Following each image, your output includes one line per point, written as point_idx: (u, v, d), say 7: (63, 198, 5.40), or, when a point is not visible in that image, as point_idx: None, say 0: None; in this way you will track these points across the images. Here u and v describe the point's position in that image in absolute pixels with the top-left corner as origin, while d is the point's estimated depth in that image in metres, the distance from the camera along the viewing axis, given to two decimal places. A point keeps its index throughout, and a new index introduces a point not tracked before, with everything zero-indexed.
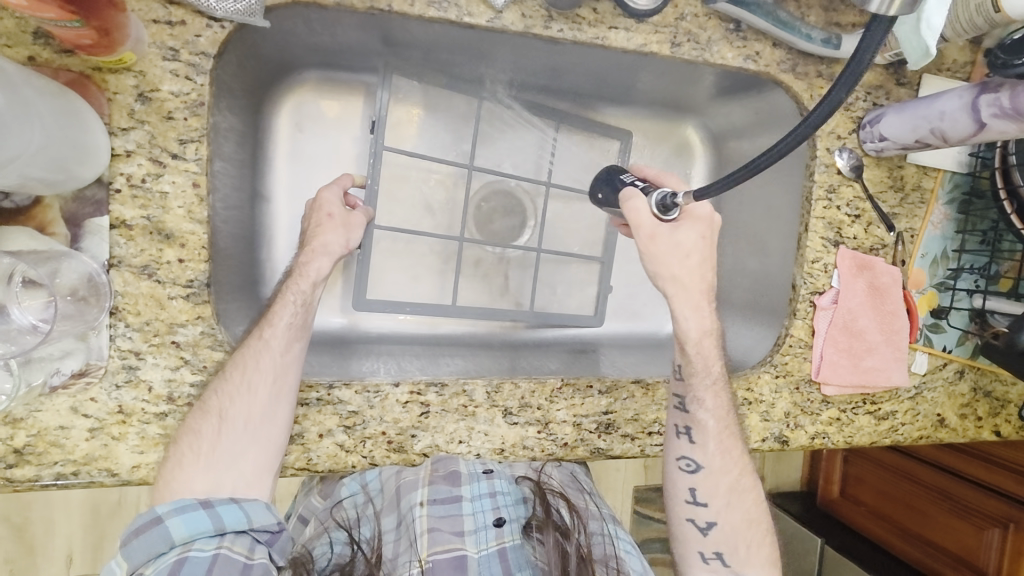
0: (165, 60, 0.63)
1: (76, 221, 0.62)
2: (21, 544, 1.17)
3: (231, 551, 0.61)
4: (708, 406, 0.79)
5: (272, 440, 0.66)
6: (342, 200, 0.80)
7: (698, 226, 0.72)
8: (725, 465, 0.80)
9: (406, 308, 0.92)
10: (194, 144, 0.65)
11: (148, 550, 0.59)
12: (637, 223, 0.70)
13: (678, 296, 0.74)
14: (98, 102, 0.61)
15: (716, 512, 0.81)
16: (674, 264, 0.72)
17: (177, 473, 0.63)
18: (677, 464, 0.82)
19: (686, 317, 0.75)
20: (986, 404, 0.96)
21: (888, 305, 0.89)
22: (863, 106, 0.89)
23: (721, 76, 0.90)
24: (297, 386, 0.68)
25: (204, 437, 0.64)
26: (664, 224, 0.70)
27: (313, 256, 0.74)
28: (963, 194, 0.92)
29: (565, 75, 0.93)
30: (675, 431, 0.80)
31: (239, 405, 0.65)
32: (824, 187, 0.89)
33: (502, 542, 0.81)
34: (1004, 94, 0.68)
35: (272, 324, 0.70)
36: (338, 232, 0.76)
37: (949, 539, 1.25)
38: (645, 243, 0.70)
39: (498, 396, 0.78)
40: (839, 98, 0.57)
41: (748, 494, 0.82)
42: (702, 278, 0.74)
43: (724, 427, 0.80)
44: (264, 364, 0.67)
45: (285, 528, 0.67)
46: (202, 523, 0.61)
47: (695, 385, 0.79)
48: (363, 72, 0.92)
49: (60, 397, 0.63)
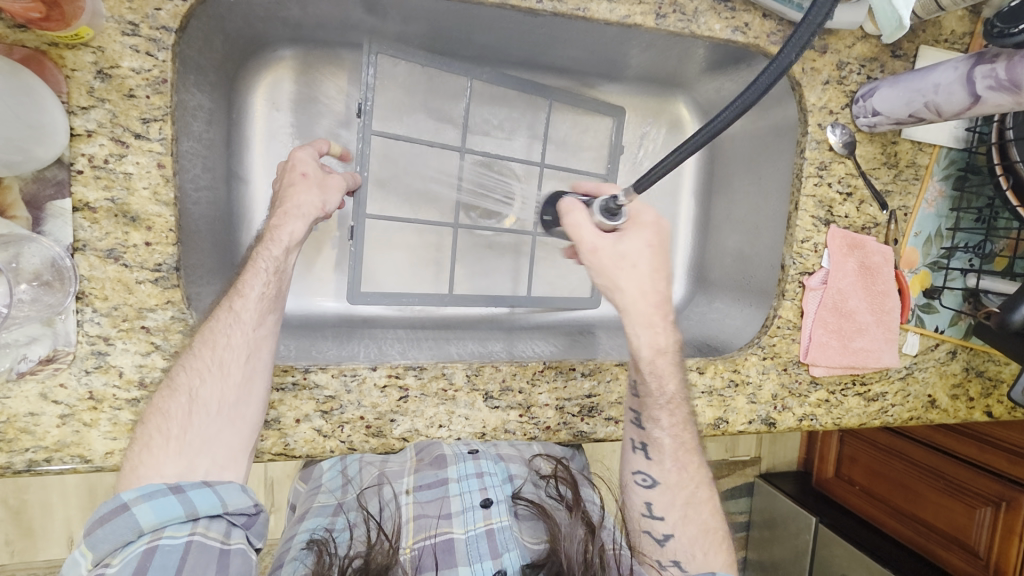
0: (125, 36, 0.61)
1: (37, 203, 0.60)
2: (20, 526, 1.15)
3: (205, 537, 0.57)
4: (665, 424, 0.77)
5: (246, 420, 0.64)
6: (316, 159, 0.76)
7: (643, 234, 0.69)
8: (682, 480, 0.78)
9: (402, 298, 0.86)
10: (159, 123, 0.63)
11: (116, 539, 0.55)
12: (578, 239, 0.69)
13: (628, 309, 0.71)
14: (55, 79, 0.59)
15: (673, 524, 0.77)
16: (621, 275, 0.69)
17: (144, 455, 0.60)
18: (633, 478, 0.80)
19: (638, 332, 0.73)
20: (977, 384, 0.94)
21: (879, 285, 0.87)
22: (856, 79, 0.86)
23: (712, 49, 0.87)
24: (270, 364, 0.67)
25: (174, 419, 0.61)
26: (607, 237, 0.68)
27: (286, 220, 0.70)
28: (959, 170, 0.89)
29: (551, 50, 0.90)
30: (630, 446, 0.79)
31: (211, 386, 0.63)
32: (815, 163, 0.86)
33: (490, 522, 0.80)
34: (1001, 64, 0.66)
35: (243, 295, 0.67)
36: (312, 194, 0.72)
37: (940, 519, 1.24)
38: (588, 258, 0.68)
39: (478, 379, 0.77)
40: (790, 59, 0.54)
41: (704, 505, 0.78)
42: (652, 290, 0.71)
43: (681, 446, 0.77)
44: (235, 341, 0.64)
45: (263, 509, 0.63)
46: (173, 509, 0.57)
47: (649, 403, 0.76)
48: (342, 49, 0.90)
49: (29, 383, 0.62)
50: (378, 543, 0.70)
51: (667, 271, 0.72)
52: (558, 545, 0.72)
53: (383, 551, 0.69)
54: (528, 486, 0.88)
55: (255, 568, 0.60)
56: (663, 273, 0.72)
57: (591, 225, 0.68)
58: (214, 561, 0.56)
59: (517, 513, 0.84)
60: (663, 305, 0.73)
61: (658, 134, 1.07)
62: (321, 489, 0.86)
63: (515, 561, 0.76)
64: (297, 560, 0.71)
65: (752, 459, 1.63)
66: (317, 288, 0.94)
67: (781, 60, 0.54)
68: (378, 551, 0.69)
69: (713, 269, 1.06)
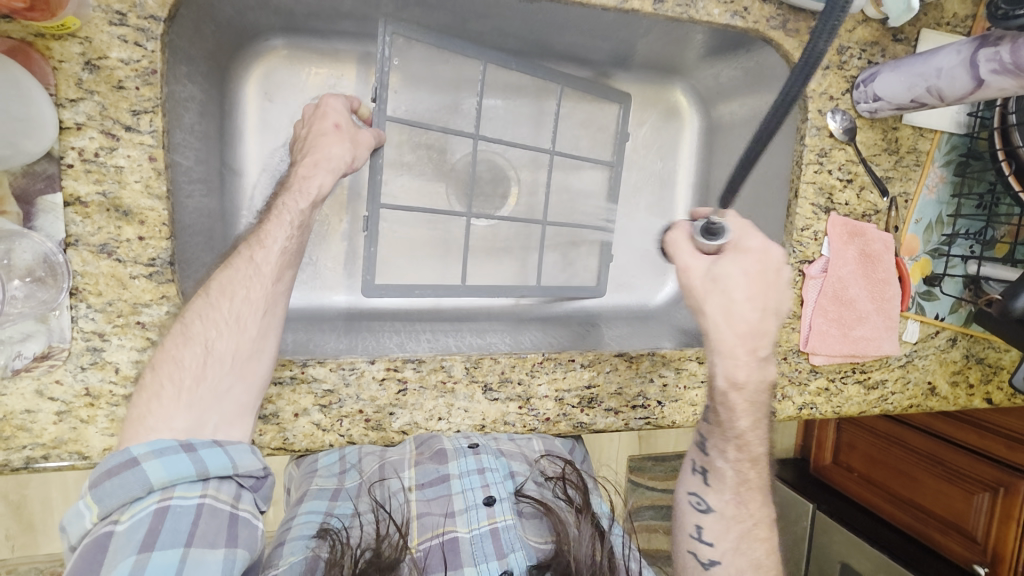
0: (113, 25, 0.60)
1: (27, 198, 0.59)
2: (21, 522, 1.11)
3: (216, 499, 0.55)
4: (730, 456, 0.76)
5: (257, 376, 0.64)
6: (347, 112, 0.79)
7: (738, 260, 0.71)
8: (739, 514, 0.76)
9: (416, 292, 0.84)
10: (149, 115, 0.62)
11: (123, 494, 0.52)
12: (675, 256, 0.75)
13: (711, 334, 0.73)
14: (41, 70, 0.58)
15: (721, 553, 0.75)
16: (709, 297, 0.72)
17: (153, 406, 0.59)
18: (688, 500, 0.79)
19: (715, 360, 0.74)
20: (977, 371, 0.94)
21: (880, 273, 0.87)
22: (857, 63, 0.85)
23: (710, 35, 0.86)
24: (283, 321, 0.68)
25: (187, 369, 0.60)
26: (704, 259, 0.72)
27: (315, 172, 0.73)
28: (960, 156, 0.88)
29: (549, 36, 0.89)
30: (692, 466, 0.79)
31: (226, 338, 0.63)
32: (815, 150, 0.85)
33: (494, 522, 0.78)
34: (1005, 47, 0.64)
35: (264, 247, 0.68)
36: (344, 146, 0.74)
37: (938, 505, 1.25)
38: (680, 273, 0.74)
39: (477, 371, 0.77)
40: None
41: (760, 542, 0.76)
42: (741, 320, 0.72)
43: (743, 480, 0.76)
44: (254, 294, 0.65)
45: (270, 474, 0.62)
46: (184, 467, 0.55)
47: (721, 432, 0.76)
48: (334, 38, 0.88)
49: (24, 380, 0.62)
50: (387, 536, 0.70)
51: (767, 304, 0.72)
52: (565, 546, 0.72)
53: (391, 545, 0.69)
54: (530, 483, 0.87)
55: (262, 536, 0.57)
56: (761, 305, 0.72)
57: (690, 245, 0.74)
58: (225, 527, 0.54)
59: (520, 511, 0.82)
60: (754, 338, 0.73)
61: (656, 121, 1.06)
62: (317, 473, 0.86)
63: (522, 560, 0.73)
64: (295, 541, 0.72)
65: None
66: (325, 282, 0.94)
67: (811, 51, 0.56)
68: (387, 542, 0.70)
69: None
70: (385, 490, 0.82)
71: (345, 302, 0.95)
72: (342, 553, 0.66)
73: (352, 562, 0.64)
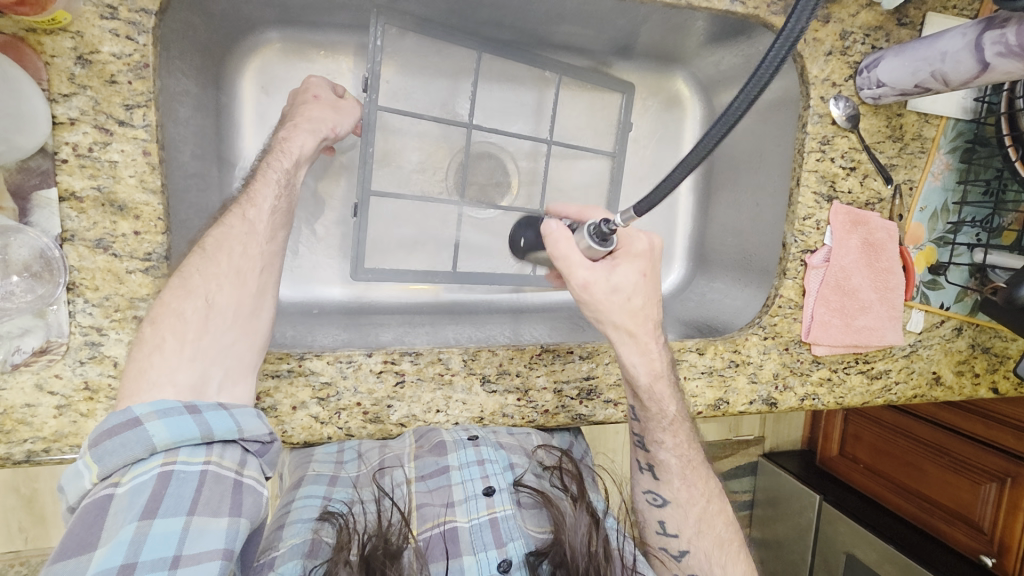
0: (104, 19, 0.60)
1: (22, 193, 0.59)
2: (32, 514, 1.12)
3: (220, 466, 0.55)
4: (669, 445, 0.76)
5: (259, 333, 0.65)
6: (331, 88, 0.83)
7: (636, 264, 0.63)
8: (692, 496, 0.78)
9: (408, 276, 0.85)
10: (142, 110, 0.62)
11: (125, 455, 0.51)
12: (569, 273, 0.62)
13: (622, 342, 0.67)
14: (35, 66, 0.58)
15: (687, 540, 0.77)
16: (615, 309, 0.64)
17: (155, 359, 0.58)
18: (643, 497, 0.80)
19: (635, 361, 0.69)
20: (983, 360, 0.93)
21: (883, 261, 0.86)
22: (861, 49, 0.83)
23: (711, 21, 0.84)
24: (277, 279, 0.69)
25: (190, 322, 0.60)
26: (600, 268, 0.62)
27: (296, 133, 0.74)
28: (966, 142, 0.86)
29: (547, 26, 0.88)
30: (638, 466, 0.80)
31: (227, 293, 0.63)
32: (817, 138, 0.84)
33: (493, 511, 0.78)
34: (1010, 29, 0.63)
35: (255, 205, 0.68)
36: (326, 112, 0.78)
37: (946, 496, 1.24)
38: (579, 294, 0.62)
39: (475, 363, 0.77)
40: (800, 26, 0.46)
41: (718, 516, 0.79)
42: (647, 318, 0.66)
43: (687, 463, 0.77)
44: (250, 250, 0.65)
45: (276, 440, 0.61)
46: (189, 430, 0.54)
47: (650, 424, 0.76)
48: (330, 29, 0.88)
49: (24, 374, 0.62)
50: (392, 526, 0.71)
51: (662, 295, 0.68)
52: (561, 535, 0.73)
53: (397, 532, 0.70)
54: (529, 475, 0.86)
55: (266, 505, 0.57)
56: (656, 298, 0.67)
57: (581, 253, 0.62)
58: (229, 494, 0.54)
59: (519, 502, 0.82)
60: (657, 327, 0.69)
61: (657, 111, 1.04)
62: (314, 459, 0.85)
63: (521, 549, 0.74)
64: (294, 526, 0.72)
65: (755, 438, 1.62)
66: (324, 274, 0.94)
67: (791, 27, 0.46)
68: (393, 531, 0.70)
69: (713, 248, 1.05)
70: (390, 479, 0.81)
71: (344, 294, 0.95)
72: (348, 538, 0.67)
73: (358, 548, 0.66)
